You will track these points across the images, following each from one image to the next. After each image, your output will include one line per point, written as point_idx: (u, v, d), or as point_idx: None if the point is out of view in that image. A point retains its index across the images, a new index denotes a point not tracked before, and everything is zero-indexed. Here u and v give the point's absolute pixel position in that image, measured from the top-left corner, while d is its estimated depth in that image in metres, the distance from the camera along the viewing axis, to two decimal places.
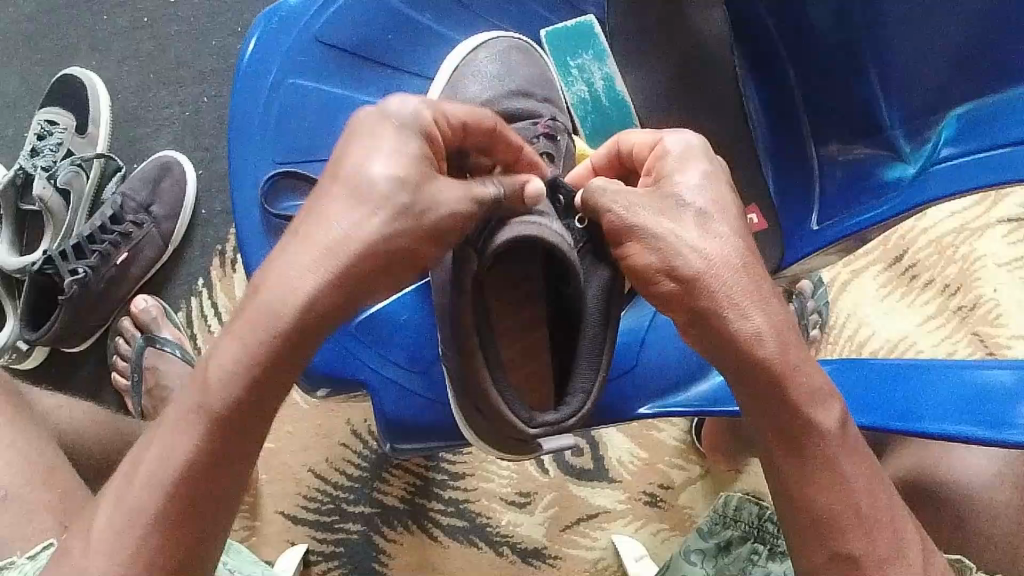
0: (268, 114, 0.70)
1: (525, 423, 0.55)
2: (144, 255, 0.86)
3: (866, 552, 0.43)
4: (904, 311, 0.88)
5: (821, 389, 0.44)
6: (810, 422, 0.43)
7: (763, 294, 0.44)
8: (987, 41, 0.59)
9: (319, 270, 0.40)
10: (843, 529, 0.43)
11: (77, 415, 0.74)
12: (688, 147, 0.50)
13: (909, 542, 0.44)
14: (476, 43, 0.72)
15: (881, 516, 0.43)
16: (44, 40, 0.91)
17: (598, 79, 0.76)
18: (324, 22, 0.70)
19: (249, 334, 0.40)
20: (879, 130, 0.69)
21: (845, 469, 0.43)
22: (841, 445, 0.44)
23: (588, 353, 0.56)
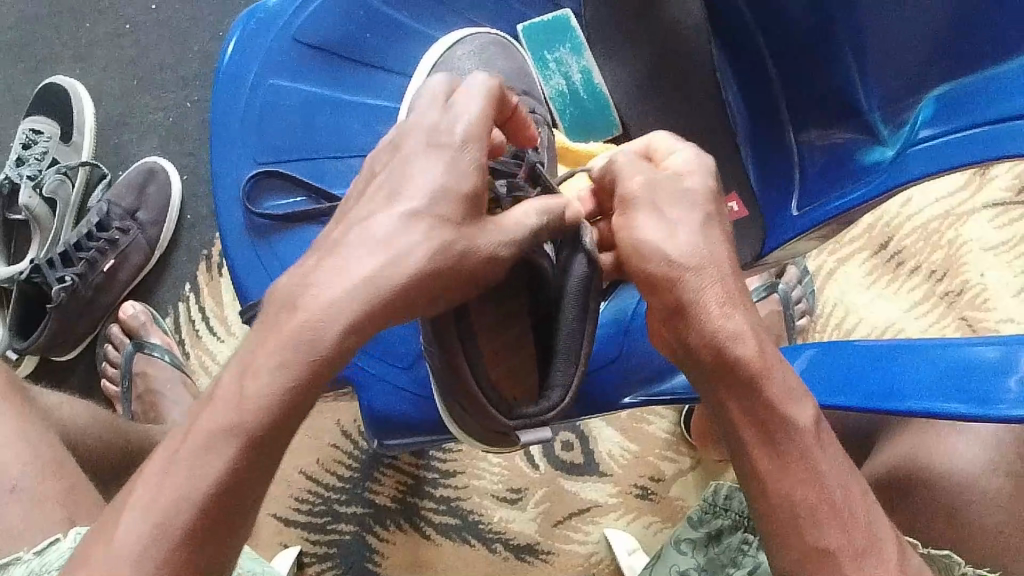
0: (247, 114, 0.70)
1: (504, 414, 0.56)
2: (132, 262, 0.87)
3: (842, 546, 0.42)
4: (891, 298, 0.88)
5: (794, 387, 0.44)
6: (783, 419, 0.43)
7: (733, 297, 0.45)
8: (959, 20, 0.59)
9: (357, 305, 0.41)
10: (820, 522, 0.42)
11: (78, 412, 0.74)
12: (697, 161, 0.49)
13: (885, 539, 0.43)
14: (453, 40, 0.72)
15: (859, 513, 0.43)
16: (26, 49, 0.91)
17: (576, 73, 0.76)
18: (302, 22, 0.70)
19: (285, 354, 0.40)
20: (858, 114, 0.68)
21: (820, 465, 0.43)
22: (816, 439, 0.43)
23: (569, 341, 0.57)
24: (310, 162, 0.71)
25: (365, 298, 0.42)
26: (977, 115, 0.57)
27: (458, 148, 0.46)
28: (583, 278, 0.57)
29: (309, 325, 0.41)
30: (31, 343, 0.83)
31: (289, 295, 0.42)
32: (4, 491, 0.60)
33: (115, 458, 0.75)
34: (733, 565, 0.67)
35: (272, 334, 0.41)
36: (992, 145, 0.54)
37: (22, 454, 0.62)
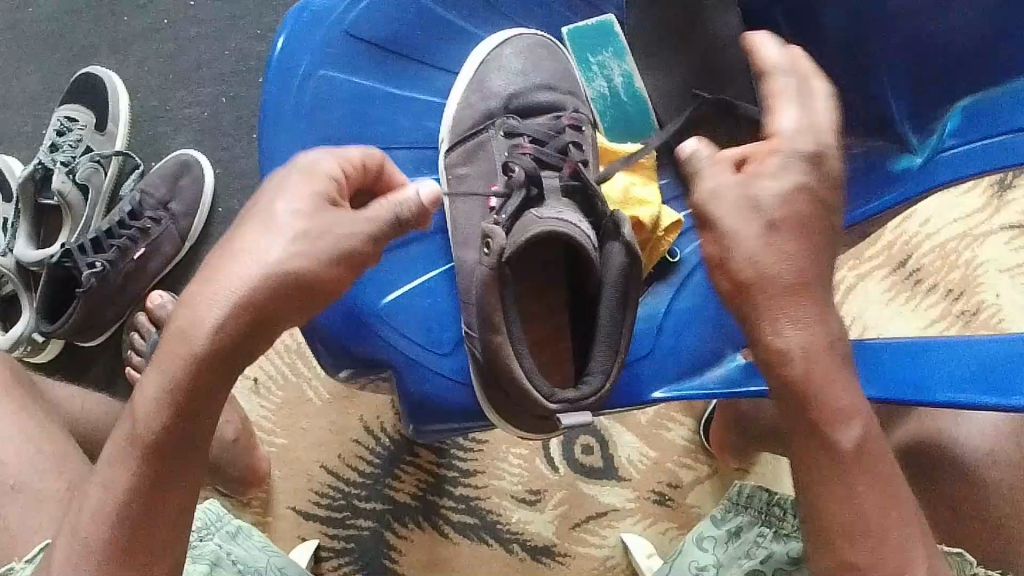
0: (300, 104, 0.68)
1: (547, 399, 0.57)
2: (162, 252, 0.88)
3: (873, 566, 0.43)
4: (909, 314, 0.90)
5: (846, 407, 0.44)
6: (828, 441, 0.44)
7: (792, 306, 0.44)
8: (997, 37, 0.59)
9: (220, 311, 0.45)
10: (853, 540, 0.44)
11: (90, 405, 0.76)
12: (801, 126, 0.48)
13: (918, 557, 0.44)
14: (502, 39, 0.73)
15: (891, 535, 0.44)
16: (64, 39, 0.92)
17: (618, 76, 0.78)
18: (354, 16, 0.69)
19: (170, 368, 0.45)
20: (889, 126, 0.67)
21: (859, 487, 0.44)
22: (857, 462, 0.44)
23: (608, 331, 0.58)
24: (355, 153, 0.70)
25: (252, 292, 0.46)
26: (1004, 125, 0.58)
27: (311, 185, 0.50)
28: (622, 266, 0.58)
29: (209, 327, 0.45)
30: (60, 326, 0.82)
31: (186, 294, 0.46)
32: (6, 488, 0.60)
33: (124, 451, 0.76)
34: (746, 558, 0.68)
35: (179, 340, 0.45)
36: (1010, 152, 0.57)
37: (24, 449, 0.63)
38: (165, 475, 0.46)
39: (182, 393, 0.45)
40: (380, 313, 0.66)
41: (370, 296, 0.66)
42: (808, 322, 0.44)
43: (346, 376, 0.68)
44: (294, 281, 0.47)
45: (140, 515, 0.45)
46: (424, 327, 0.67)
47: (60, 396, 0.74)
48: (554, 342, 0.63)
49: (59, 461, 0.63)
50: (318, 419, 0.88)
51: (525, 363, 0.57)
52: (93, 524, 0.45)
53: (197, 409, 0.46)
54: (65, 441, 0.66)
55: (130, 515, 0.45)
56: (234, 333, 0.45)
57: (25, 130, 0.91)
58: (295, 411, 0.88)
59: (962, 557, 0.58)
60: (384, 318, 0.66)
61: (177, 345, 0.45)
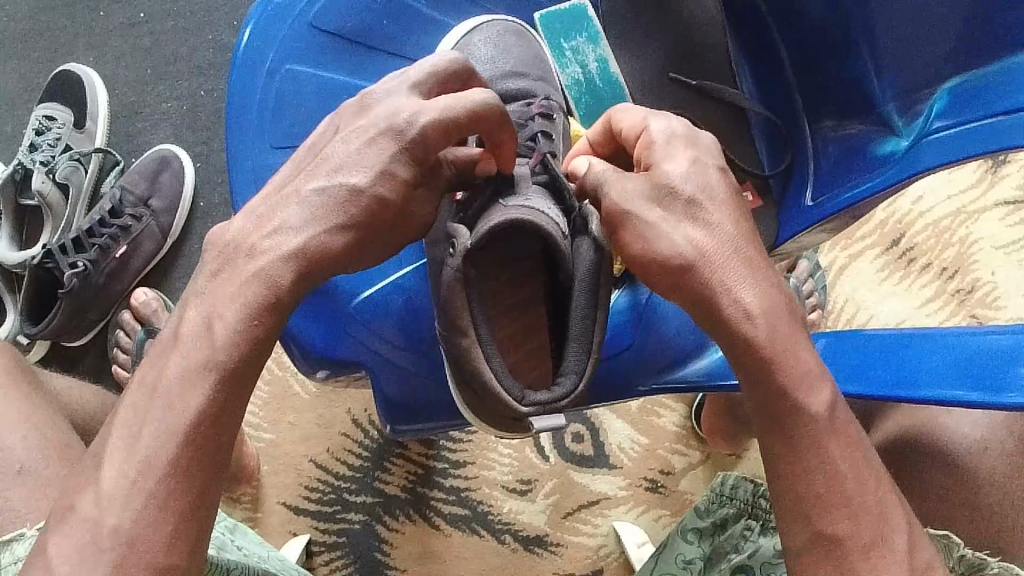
0: (266, 103, 0.67)
1: (518, 400, 0.54)
2: (144, 249, 0.87)
3: (850, 535, 0.42)
4: (903, 294, 0.89)
5: (808, 371, 0.44)
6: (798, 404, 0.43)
7: (759, 280, 0.45)
8: (984, 18, 0.57)
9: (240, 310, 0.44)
10: (826, 508, 0.43)
11: (87, 396, 0.74)
12: (681, 131, 0.50)
13: (894, 527, 0.43)
14: (470, 26, 0.71)
15: (866, 500, 0.43)
16: (42, 37, 0.92)
17: (592, 61, 0.74)
18: (318, 9, 0.68)
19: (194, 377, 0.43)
20: (872, 107, 0.66)
21: (833, 453, 0.43)
22: (830, 428, 0.43)
23: (581, 330, 0.55)
24: None
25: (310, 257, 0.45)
26: (987, 110, 0.55)
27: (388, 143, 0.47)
28: (593, 263, 0.56)
29: (265, 270, 0.45)
30: (42, 329, 0.82)
31: (215, 293, 0.45)
32: (12, 472, 0.60)
33: None
34: (734, 552, 0.67)
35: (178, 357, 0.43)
36: (984, 139, 0.53)
37: (31, 435, 0.62)
38: (210, 462, 0.42)
39: (227, 360, 0.43)
40: (352, 311, 0.66)
41: (336, 294, 0.65)
42: (762, 289, 0.45)
43: (323, 378, 0.66)
44: (334, 254, 0.46)
45: (185, 505, 0.41)
46: (396, 322, 0.66)
47: (59, 388, 0.72)
48: (530, 337, 0.61)
49: (64, 450, 0.63)
50: (307, 412, 0.88)
51: (494, 366, 0.55)
52: (115, 514, 0.41)
53: (244, 376, 0.44)
54: (64, 428, 0.65)
55: (174, 506, 0.41)
56: (289, 293, 0.45)
57: (5, 130, 0.91)
58: (283, 406, 0.88)
59: (949, 540, 0.59)
60: (355, 315, 0.65)
61: (236, 296, 0.44)
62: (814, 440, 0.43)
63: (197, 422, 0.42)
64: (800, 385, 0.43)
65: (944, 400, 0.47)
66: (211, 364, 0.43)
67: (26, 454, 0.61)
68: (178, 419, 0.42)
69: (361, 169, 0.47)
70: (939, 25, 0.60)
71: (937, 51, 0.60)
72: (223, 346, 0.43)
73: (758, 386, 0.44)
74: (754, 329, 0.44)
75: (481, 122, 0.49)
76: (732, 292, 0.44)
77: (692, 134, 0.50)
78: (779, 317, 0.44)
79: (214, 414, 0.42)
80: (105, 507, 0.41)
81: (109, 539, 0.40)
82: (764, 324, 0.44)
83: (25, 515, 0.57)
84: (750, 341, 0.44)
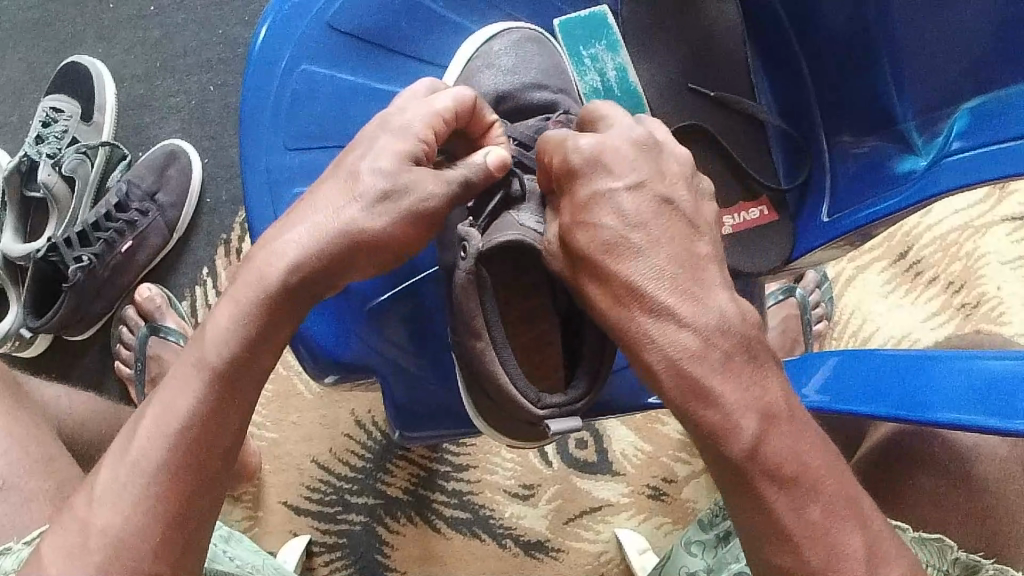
0: (281, 105, 0.66)
1: (532, 404, 0.50)
2: (150, 244, 0.87)
3: (794, 572, 0.40)
4: (909, 307, 0.89)
5: (733, 409, 0.40)
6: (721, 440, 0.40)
7: (675, 320, 0.40)
8: (1001, 44, 0.57)
9: (239, 307, 0.46)
10: (773, 544, 0.41)
11: (75, 403, 0.72)
12: (600, 147, 0.44)
13: (849, 554, 0.40)
14: (488, 35, 0.69)
15: (813, 536, 0.40)
16: (49, 28, 0.91)
17: (610, 70, 0.73)
18: (337, 9, 0.66)
19: (187, 378, 0.45)
20: (891, 124, 0.65)
21: (770, 496, 0.40)
22: (757, 468, 0.40)
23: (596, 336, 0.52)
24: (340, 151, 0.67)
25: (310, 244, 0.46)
26: (1006, 132, 0.55)
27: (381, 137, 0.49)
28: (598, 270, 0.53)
29: (260, 272, 0.46)
30: (45, 323, 0.82)
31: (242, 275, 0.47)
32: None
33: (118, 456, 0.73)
34: (733, 560, 0.66)
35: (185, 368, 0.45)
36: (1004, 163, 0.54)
37: (13, 451, 0.60)
38: (205, 470, 0.44)
39: (216, 360, 0.45)
40: (366, 316, 0.63)
41: (355, 296, 0.63)
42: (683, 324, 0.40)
43: (331, 382, 0.64)
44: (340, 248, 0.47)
45: (180, 510, 0.43)
46: (408, 330, 0.64)
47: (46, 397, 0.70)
48: (543, 345, 0.56)
49: (49, 464, 0.60)
50: (308, 413, 0.87)
51: (510, 366, 0.50)
52: (104, 516, 0.42)
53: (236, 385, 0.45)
54: (48, 441, 0.62)
55: (165, 512, 0.43)
56: (284, 289, 0.46)
57: (10, 121, 0.91)
58: (285, 406, 0.87)
59: (942, 543, 0.58)
60: (371, 321, 0.63)
61: (234, 298, 0.46)
62: (749, 482, 0.40)
63: (188, 425, 0.44)
64: (721, 432, 0.40)
65: (958, 425, 0.46)
66: (202, 365, 0.45)
67: (10, 465, 0.58)
68: (171, 422, 0.44)
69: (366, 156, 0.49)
70: (955, 45, 0.59)
71: (953, 72, 0.60)
72: (214, 347, 0.45)
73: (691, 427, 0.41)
74: (660, 377, 0.40)
75: (456, 118, 0.52)
76: (652, 342, 0.40)
77: (601, 154, 0.44)
78: (688, 370, 0.40)
79: (201, 421, 0.44)
80: (93, 507, 0.43)
81: (96, 540, 0.42)
82: (675, 375, 0.40)
83: (16, 523, 0.56)
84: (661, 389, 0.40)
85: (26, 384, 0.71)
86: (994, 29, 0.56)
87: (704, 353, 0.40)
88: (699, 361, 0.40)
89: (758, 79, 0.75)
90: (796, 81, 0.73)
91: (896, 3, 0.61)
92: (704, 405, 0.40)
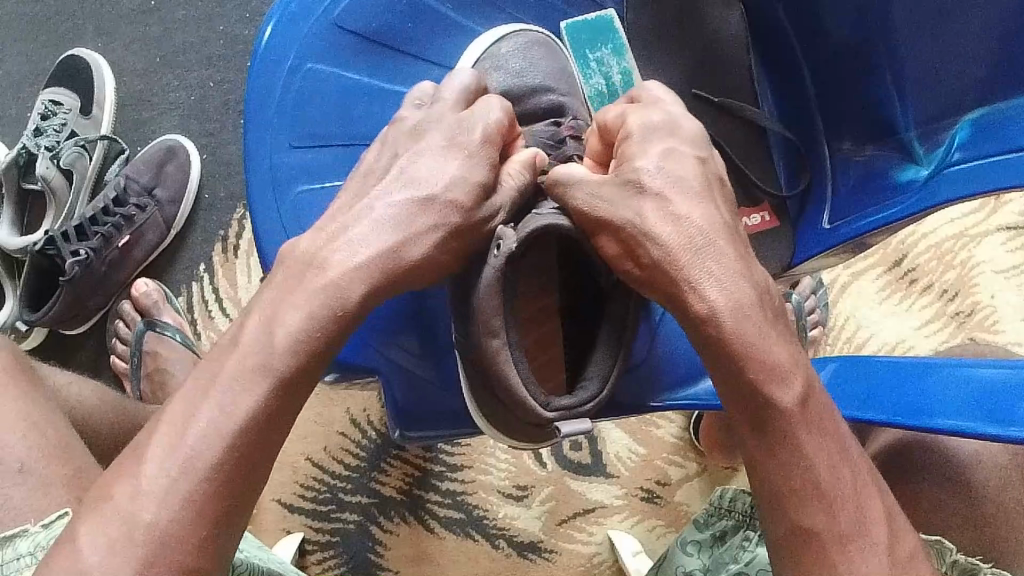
0: (287, 101, 0.66)
1: (540, 406, 0.49)
2: (147, 239, 0.87)
3: (826, 527, 0.43)
4: (904, 314, 0.90)
5: (781, 365, 0.44)
6: (769, 400, 0.43)
7: (729, 270, 0.44)
8: (1004, 56, 0.57)
9: (306, 304, 0.46)
10: (803, 501, 0.43)
11: (86, 390, 0.71)
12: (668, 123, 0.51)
13: (873, 516, 0.43)
14: (498, 35, 0.69)
15: (844, 494, 0.43)
16: (49, 21, 0.91)
17: (616, 74, 0.74)
18: (343, 8, 0.66)
19: (245, 382, 0.44)
20: (893, 133, 0.66)
21: (805, 446, 0.43)
22: (802, 420, 0.43)
23: (607, 337, 0.53)
24: (343, 151, 0.68)
25: (383, 264, 0.49)
26: (1008, 144, 0.55)
27: (449, 163, 0.53)
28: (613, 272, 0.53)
29: (336, 281, 0.47)
30: (42, 316, 0.81)
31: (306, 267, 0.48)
32: (10, 471, 0.57)
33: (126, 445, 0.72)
34: (733, 562, 0.66)
35: (230, 365, 0.44)
36: (1006, 174, 0.54)
37: (27, 436, 0.60)
38: (253, 466, 0.43)
39: (283, 368, 0.45)
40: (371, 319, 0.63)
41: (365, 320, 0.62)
42: (727, 280, 0.44)
43: (331, 381, 0.64)
44: (408, 266, 0.49)
45: (223, 510, 0.41)
46: (416, 332, 0.64)
47: (59, 381, 0.70)
48: (548, 347, 0.55)
49: (64, 449, 0.60)
50: (304, 411, 0.87)
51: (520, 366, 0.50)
52: (152, 510, 0.40)
53: (297, 387, 0.45)
54: (59, 427, 0.62)
55: (210, 511, 0.41)
56: (358, 301, 0.48)
57: (9, 113, 0.90)
58: None
59: (942, 546, 0.58)
60: (376, 324, 0.63)
61: (302, 306, 0.46)
62: (785, 432, 0.43)
63: (248, 426, 0.43)
64: (773, 376, 0.43)
65: (961, 432, 0.46)
66: (268, 370, 0.44)
67: (24, 451, 0.58)
68: (229, 421, 0.43)
69: (438, 179, 0.52)
70: (959, 57, 0.59)
71: (958, 82, 0.60)
72: (281, 354, 0.45)
73: (734, 380, 0.44)
74: (735, 323, 0.43)
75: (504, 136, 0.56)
76: (700, 290, 0.44)
77: (670, 129, 0.50)
78: (745, 313, 0.44)
79: (264, 421, 0.43)
80: (140, 501, 0.40)
81: (142, 533, 0.40)
82: (734, 319, 0.43)
83: (24, 513, 0.55)
84: (718, 338, 0.44)
85: (38, 367, 0.70)
86: (998, 41, 0.57)
87: (755, 304, 0.44)
88: (733, 313, 0.43)
89: (763, 91, 0.76)
90: (798, 89, 0.73)
91: (900, 14, 0.61)
92: (759, 356, 0.43)
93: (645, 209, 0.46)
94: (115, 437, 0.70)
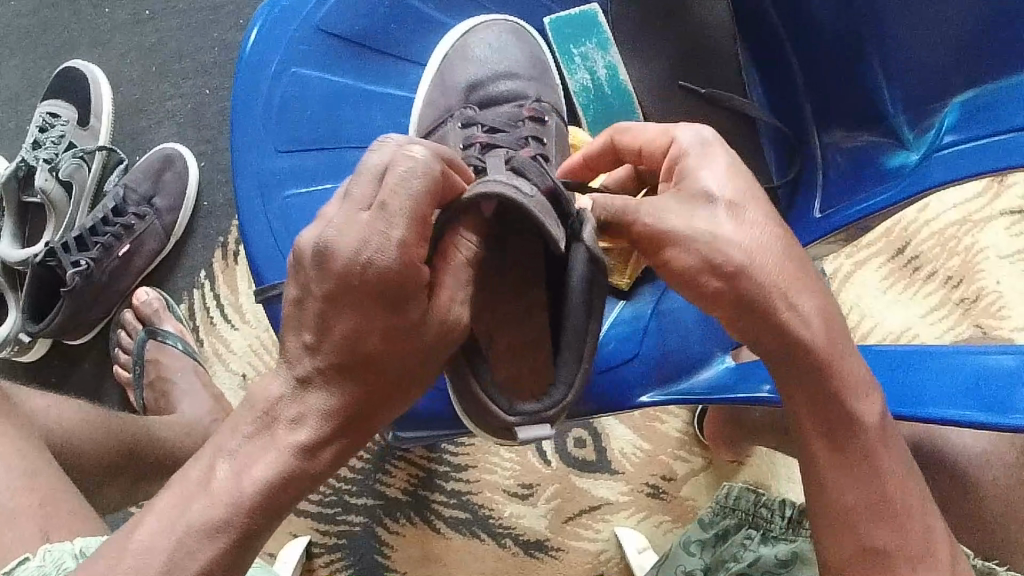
0: (272, 105, 0.66)
1: (502, 410, 0.45)
2: (147, 248, 0.88)
3: (897, 547, 0.43)
4: (908, 302, 0.89)
5: (856, 382, 0.44)
6: (853, 415, 0.43)
7: (805, 290, 0.45)
8: (994, 33, 0.56)
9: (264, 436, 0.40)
10: (875, 519, 0.43)
11: (67, 413, 0.71)
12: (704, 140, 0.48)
13: (932, 531, 0.44)
14: (466, 27, 0.71)
15: (911, 510, 0.44)
16: (45, 35, 0.92)
17: (601, 67, 0.76)
18: (326, 12, 0.66)
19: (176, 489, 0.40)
20: (885, 120, 0.65)
21: (883, 468, 0.44)
22: (878, 438, 0.44)
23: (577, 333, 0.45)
24: (331, 154, 0.68)
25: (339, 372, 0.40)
26: (998, 125, 0.54)
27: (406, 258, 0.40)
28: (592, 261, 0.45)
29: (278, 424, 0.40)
30: (45, 327, 0.82)
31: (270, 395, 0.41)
32: None
33: (111, 461, 0.70)
34: (733, 560, 0.65)
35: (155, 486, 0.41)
36: (993, 158, 0.53)
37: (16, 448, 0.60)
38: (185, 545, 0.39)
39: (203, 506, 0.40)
40: None
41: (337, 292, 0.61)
42: (811, 300, 0.44)
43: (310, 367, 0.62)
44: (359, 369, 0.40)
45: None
46: None
47: (35, 407, 0.70)
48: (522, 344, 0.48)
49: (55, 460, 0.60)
50: None
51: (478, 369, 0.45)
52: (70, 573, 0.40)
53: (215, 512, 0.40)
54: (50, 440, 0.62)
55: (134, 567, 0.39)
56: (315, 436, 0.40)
57: (8, 126, 0.91)
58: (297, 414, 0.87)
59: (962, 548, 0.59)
60: None
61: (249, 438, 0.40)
62: (863, 452, 0.44)
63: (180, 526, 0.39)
64: (856, 391, 0.44)
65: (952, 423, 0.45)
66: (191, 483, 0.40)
67: None
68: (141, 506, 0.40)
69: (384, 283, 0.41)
70: (949, 35, 0.58)
71: (947, 61, 0.59)
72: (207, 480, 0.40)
73: (819, 397, 0.44)
74: (805, 336, 0.44)
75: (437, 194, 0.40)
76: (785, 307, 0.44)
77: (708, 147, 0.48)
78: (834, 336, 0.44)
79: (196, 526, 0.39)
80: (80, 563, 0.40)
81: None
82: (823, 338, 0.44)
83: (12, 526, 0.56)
84: (806, 354, 0.44)
85: (13, 394, 0.70)
86: (984, 21, 0.56)
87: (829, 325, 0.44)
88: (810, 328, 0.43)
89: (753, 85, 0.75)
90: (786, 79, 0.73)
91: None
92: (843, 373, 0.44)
93: (721, 216, 0.45)
94: (98, 456, 0.70)
